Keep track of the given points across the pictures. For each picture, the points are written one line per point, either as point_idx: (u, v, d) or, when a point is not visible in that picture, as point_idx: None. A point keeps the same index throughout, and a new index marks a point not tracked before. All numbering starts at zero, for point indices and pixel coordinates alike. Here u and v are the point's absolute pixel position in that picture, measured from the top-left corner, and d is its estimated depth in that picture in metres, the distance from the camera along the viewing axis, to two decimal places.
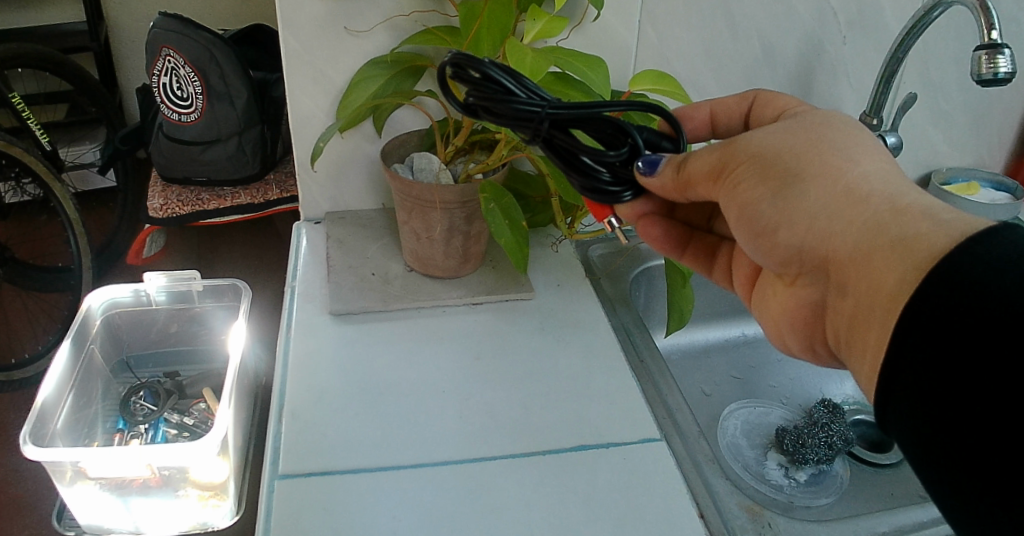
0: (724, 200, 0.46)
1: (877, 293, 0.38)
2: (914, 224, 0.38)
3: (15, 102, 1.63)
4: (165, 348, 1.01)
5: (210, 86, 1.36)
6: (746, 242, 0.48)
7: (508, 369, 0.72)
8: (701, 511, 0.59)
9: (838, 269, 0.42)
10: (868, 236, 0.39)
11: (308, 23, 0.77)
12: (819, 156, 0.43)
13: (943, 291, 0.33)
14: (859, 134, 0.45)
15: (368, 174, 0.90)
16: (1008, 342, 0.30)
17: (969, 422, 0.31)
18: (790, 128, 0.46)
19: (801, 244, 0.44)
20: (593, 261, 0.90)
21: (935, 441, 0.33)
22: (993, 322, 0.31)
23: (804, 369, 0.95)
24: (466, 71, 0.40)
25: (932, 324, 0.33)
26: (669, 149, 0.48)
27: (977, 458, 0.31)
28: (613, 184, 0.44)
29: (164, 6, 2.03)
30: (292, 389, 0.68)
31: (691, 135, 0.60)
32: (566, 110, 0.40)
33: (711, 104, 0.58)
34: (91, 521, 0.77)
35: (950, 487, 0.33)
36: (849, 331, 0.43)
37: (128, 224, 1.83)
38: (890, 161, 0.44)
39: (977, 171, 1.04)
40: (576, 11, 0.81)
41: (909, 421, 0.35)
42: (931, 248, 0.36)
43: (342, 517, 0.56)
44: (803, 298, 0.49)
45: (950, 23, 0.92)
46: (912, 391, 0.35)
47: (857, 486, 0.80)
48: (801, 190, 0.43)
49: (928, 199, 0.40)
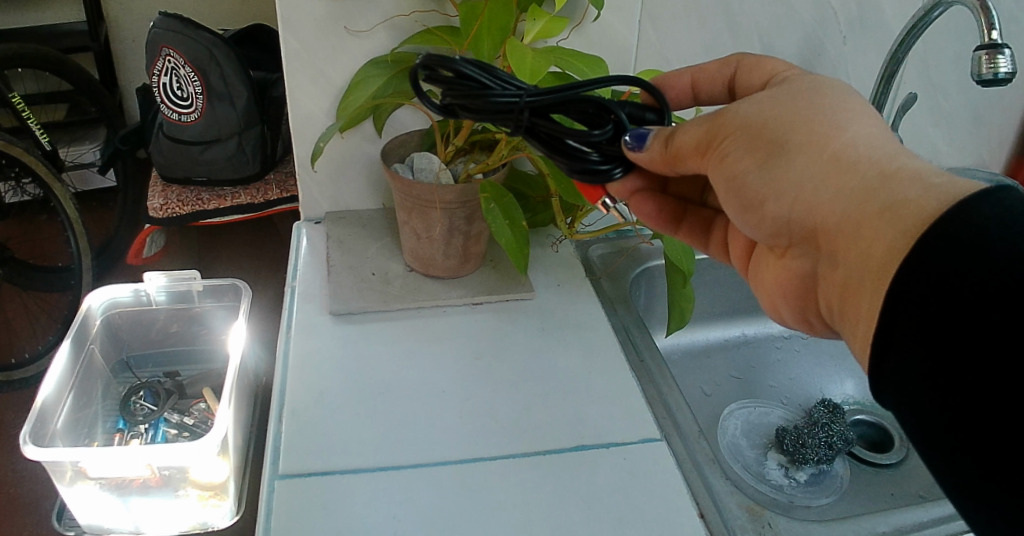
0: (713, 172, 0.45)
1: (867, 262, 0.38)
2: (902, 191, 0.37)
3: (15, 102, 1.63)
4: (165, 348, 1.01)
5: (210, 86, 1.36)
6: (735, 215, 0.47)
7: (508, 369, 0.72)
8: (701, 511, 0.59)
9: (827, 239, 0.41)
10: (857, 204, 0.39)
11: (308, 23, 0.77)
12: (807, 124, 0.43)
13: (941, 260, 0.33)
14: (847, 100, 0.44)
15: (368, 173, 0.90)
16: (1016, 319, 0.30)
17: (982, 394, 0.31)
18: (777, 97, 0.45)
19: (789, 216, 0.44)
20: (593, 260, 0.90)
21: (943, 421, 0.33)
22: (997, 298, 0.31)
23: (803, 370, 0.96)
24: (436, 73, 0.41)
25: (931, 296, 0.33)
26: (654, 120, 0.47)
27: (990, 425, 0.30)
28: (604, 164, 0.43)
29: (165, 6, 2.03)
30: (292, 389, 0.68)
31: (674, 103, 0.60)
32: (542, 96, 0.40)
33: (693, 71, 0.58)
34: (91, 521, 0.77)
35: (957, 470, 0.33)
36: (841, 301, 0.43)
37: (128, 224, 1.84)
38: (879, 125, 0.43)
39: (976, 171, 1.00)
40: (576, 11, 0.81)
41: (913, 403, 0.35)
42: (922, 215, 0.35)
43: (342, 516, 0.56)
44: (795, 269, 0.49)
45: (950, 22, 0.92)
46: (912, 372, 0.34)
47: (858, 487, 0.80)
48: (789, 159, 0.42)
49: (916, 164, 0.39)
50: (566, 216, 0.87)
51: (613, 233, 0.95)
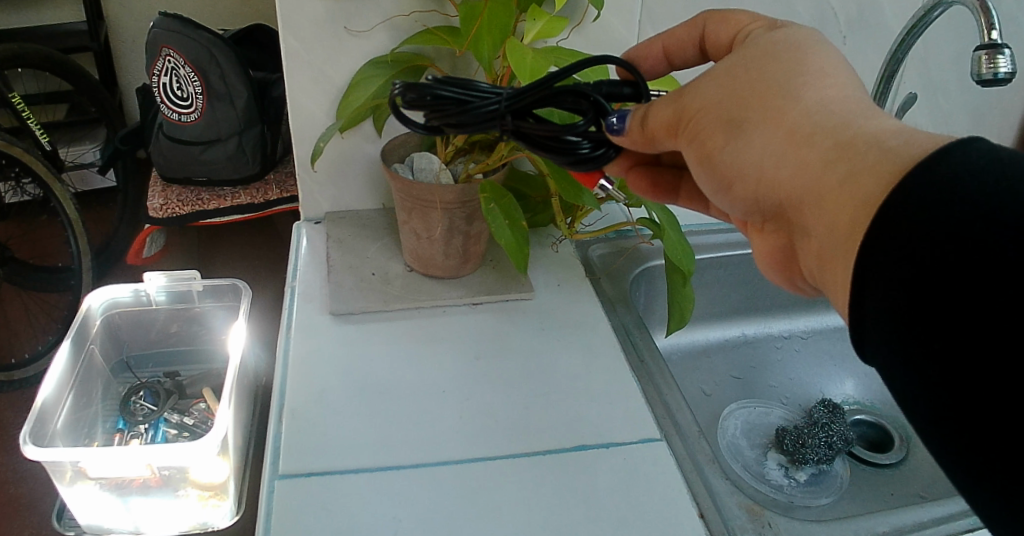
0: (688, 152, 0.45)
1: (835, 234, 0.37)
2: (862, 159, 0.36)
3: (15, 102, 1.63)
4: (165, 348, 1.01)
5: (210, 86, 1.36)
6: (711, 190, 0.47)
7: (507, 369, 0.72)
8: (701, 511, 0.59)
9: (796, 214, 0.41)
10: (818, 178, 0.38)
11: (308, 23, 0.77)
12: (763, 98, 0.42)
13: (909, 224, 0.32)
14: (805, 62, 0.43)
15: (368, 173, 0.90)
16: (978, 278, 0.28)
17: (966, 354, 0.29)
18: (734, 69, 0.44)
19: (757, 191, 0.43)
20: (593, 260, 0.90)
21: (939, 394, 0.30)
22: (957, 259, 0.29)
23: (802, 370, 0.96)
24: (416, 101, 0.42)
25: (900, 262, 0.32)
26: (631, 94, 0.47)
27: (980, 390, 0.28)
28: (595, 150, 0.44)
29: (164, 6, 2.03)
30: (292, 389, 0.68)
31: (650, 73, 0.60)
32: (520, 97, 0.42)
33: (662, 40, 0.58)
34: (91, 521, 0.77)
35: (945, 449, 0.31)
36: (817, 270, 0.42)
37: (128, 224, 1.84)
38: (840, 85, 0.42)
39: None
40: (576, 11, 0.81)
41: (896, 377, 0.33)
42: (880, 182, 0.34)
43: (343, 516, 0.56)
44: (774, 241, 0.49)
45: (950, 22, 0.92)
46: (889, 346, 0.33)
47: (858, 486, 0.80)
48: (751, 135, 0.42)
49: (877, 127, 0.38)
50: (566, 216, 0.88)
51: (613, 233, 0.95)
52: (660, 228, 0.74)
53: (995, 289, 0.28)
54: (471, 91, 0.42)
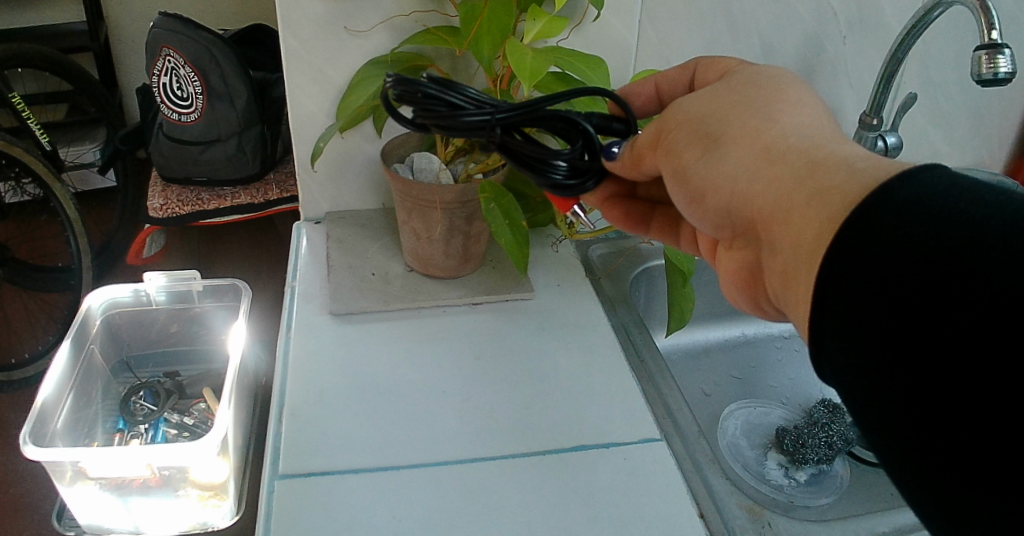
0: (664, 167, 0.45)
1: (799, 251, 0.37)
2: (829, 177, 0.36)
3: (16, 102, 1.63)
4: (165, 348, 1.01)
5: (210, 86, 1.36)
6: (683, 206, 0.47)
7: (507, 369, 0.72)
8: (701, 511, 0.59)
9: (764, 230, 0.41)
10: (785, 195, 0.38)
11: (308, 23, 0.77)
12: (740, 119, 0.42)
13: (873, 235, 0.31)
14: (783, 92, 0.44)
15: (367, 174, 0.90)
16: (935, 294, 0.28)
17: (924, 370, 0.29)
18: (716, 92, 0.45)
19: (728, 209, 0.43)
20: (593, 260, 0.90)
21: (898, 414, 0.30)
22: (918, 276, 0.29)
23: (802, 371, 0.96)
24: (408, 96, 0.42)
25: (863, 276, 0.31)
26: (621, 130, 0.48)
27: (939, 410, 0.28)
28: (572, 177, 0.44)
29: (164, 6, 2.03)
30: (292, 389, 0.68)
31: (640, 111, 0.59)
32: (512, 115, 0.42)
33: (656, 78, 0.57)
34: (91, 521, 0.77)
35: (901, 466, 0.31)
36: (782, 289, 0.42)
37: (128, 224, 1.84)
38: (815, 116, 0.42)
39: (977, 170, 1.01)
40: (576, 10, 0.81)
41: (855, 394, 0.33)
42: (843, 202, 0.34)
43: (344, 517, 0.56)
44: (742, 259, 0.49)
45: (950, 22, 0.92)
46: (848, 362, 0.33)
47: (858, 487, 0.80)
48: (725, 151, 0.42)
49: (845, 150, 0.38)
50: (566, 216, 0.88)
51: (613, 233, 0.95)
52: None
53: (952, 304, 0.28)
54: (464, 98, 0.42)
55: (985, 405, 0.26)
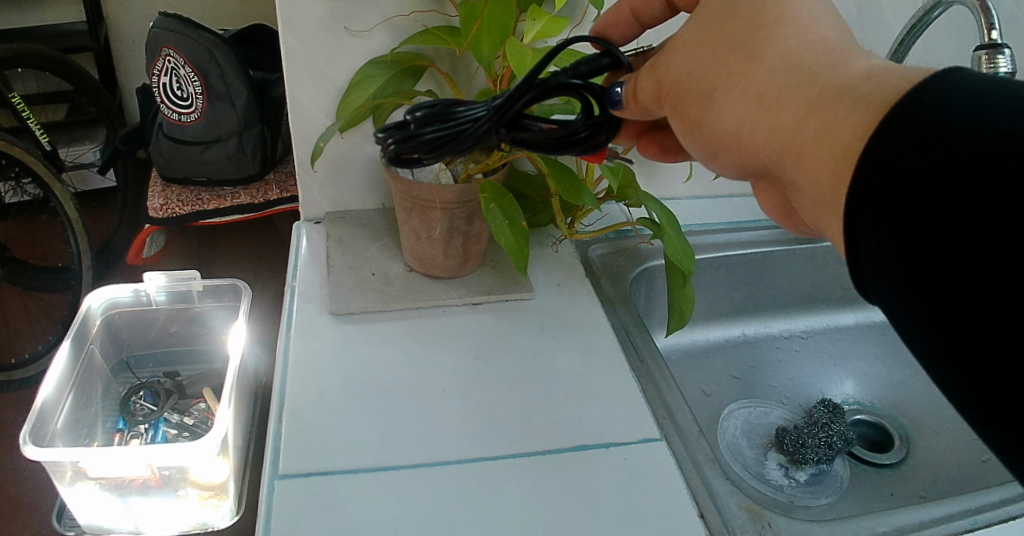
0: (675, 121, 0.47)
1: (819, 190, 0.38)
2: (833, 110, 0.37)
3: (15, 102, 1.63)
4: (165, 348, 1.01)
5: (210, 86, 1.36)
6: (701, 154, 0.48)
7: (507, 368, 0.72)
8: (701, 511, 0.59)
9: (782, 172, 0.42)
10: (791, 137, 0.39)
11: (308, 23, 0.77)
12: (729, 63, 0.43)
13: (887, 175, 0.32)
14: (766, 14, 0.43)
15: (368, 173, 0.90)
16: (960, 227, 0.29)
17: (967, 301, 0.29)
18: (699, 34, 0.45)
19: (740, 154, 0.44)
20: (593, 260, 0.90)
21: (953, 351, 0.30)
22: (940, 212, 0.30)
23: (802, 370, 0.96)
24: (408, 150, 0.44)
25: (884, 215, 0.32)
26: (609, 66, 0.45)
27: (988, 340, 0.28)
28: (593, 133, 0.45)
29: (165, 6, 2.03)
30: (292, 389, 0.68)
31: (624, 37, 0.60)
32: (506, 107, 0.43)
33: (628, 2, 0.57)
34: (91, 521, 0.77)
35: (957, 396, 0.31)
36: (814, 220, 0.42)
37: (128, 224, 1.84)
38: (801, 33, 0.42)
39: None
40: (576, 10, 0.81)
41: (908, 333, 0.33)
42: (856, 134, 0.35)
43: (344, 517, 0.56)
44: (770, 192, 0.49)
45: (950, 24, 0.92)
46: (890, 296, 0.33)
47: (858, 486, 0.80)
48: (723, 104, 0.43)
49: (843, 76, 0.38)
50: (567, 216, 0.88)
51: (613, 233, 0.95)
52: (660, 229, 0.74)
53: (983, 234, 0.28)
54: (457, 118, 0.44)
55: (1015, 323, 0.27)
